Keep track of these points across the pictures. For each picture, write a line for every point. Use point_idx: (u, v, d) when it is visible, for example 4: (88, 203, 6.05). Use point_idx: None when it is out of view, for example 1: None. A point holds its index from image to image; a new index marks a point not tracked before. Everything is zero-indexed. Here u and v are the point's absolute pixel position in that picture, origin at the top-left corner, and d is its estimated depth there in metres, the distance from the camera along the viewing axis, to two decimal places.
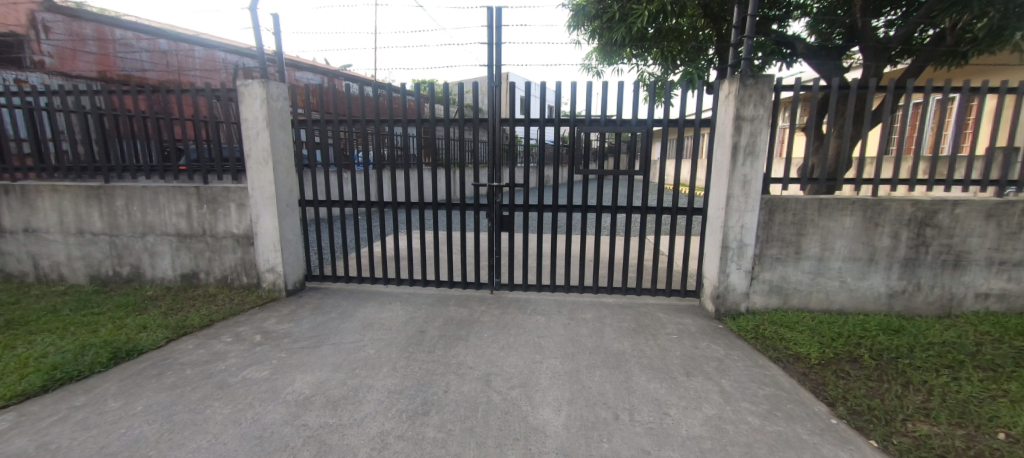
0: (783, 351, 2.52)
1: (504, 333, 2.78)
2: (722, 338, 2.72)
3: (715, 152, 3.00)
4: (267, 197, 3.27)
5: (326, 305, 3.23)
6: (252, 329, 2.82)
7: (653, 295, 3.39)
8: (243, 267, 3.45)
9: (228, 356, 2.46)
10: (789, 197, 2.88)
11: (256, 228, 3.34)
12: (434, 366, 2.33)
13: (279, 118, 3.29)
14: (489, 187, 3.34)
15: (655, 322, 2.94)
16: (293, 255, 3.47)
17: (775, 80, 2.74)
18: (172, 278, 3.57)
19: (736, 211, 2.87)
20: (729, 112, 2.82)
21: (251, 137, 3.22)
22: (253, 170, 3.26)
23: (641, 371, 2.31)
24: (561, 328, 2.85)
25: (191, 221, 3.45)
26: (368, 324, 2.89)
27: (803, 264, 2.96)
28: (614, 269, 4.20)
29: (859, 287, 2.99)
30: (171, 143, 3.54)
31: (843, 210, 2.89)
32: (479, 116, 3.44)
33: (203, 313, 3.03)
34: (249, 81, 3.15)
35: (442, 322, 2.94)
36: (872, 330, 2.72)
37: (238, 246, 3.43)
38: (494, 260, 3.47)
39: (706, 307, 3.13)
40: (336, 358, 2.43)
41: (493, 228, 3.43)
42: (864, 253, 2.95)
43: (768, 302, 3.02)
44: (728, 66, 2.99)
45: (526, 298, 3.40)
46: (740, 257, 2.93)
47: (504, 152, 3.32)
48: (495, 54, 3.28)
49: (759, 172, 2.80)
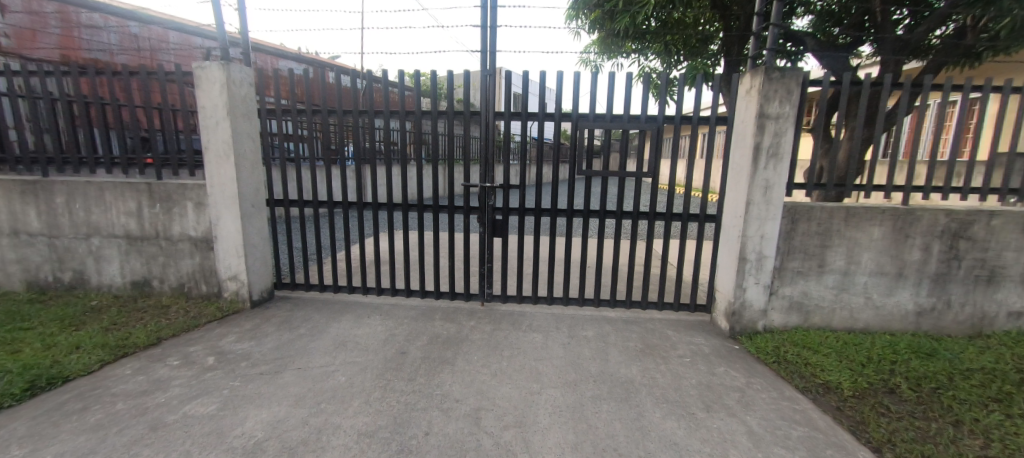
0: (811, 379, 2.24)
1: (496, 354, 2.45)
2: (741, 361, 2.43)
3: (733, 154, 2.69)
4: (228, 196, 2.88)
5: (296, 319, 2.87)
6: (206, 349, 2.44)
7: (660, 309, 3.10)
8: (202, 274, 3.06)
9: (171, 385, 2.09)
10: (814, 205, 2.60)
11: (216, 231, 2.95)
12: (414, 398, 1.99)
13: (243, 107, 2.89)
14: (481, 187, 2.98)
15: (664, 342, 2.64)
16: (261, 262, 3.09)
17: (803, 74, 2.45)
18: (120, 286, 3.16)
19: (756, 219, 2.58)
20: (750, 109, 2.52)
21: (210, 127, 2.82)
22: (212, 165, 2.86)
23: (653, 404, 2.00)
24: (560, 349, 2.53)
25: (143, 221, 3.05)
26: (340, 344, 2.53)
27: (826, 279, 2.69)
28: (613, 280, 3.89)
29: (884, 304, 2.74)
30: (120, 131, 3.07)
31: (871, 219, 2.62)
32: (471, 109, 3.08)
33: (151, 329, 2.63)
34: (206, 63, 2.75)
35: (426, 340, 2.60)
36: (903, 354, 2.46)
37: (196, 251, 3.03)
38: (486, 270, 3.14)
39: (718, 324, 2.84)
40: (300, 387, 2.08)
41: (484, 234, 3.09)
42: (892, 267, 2.70)
43: (787, 320, 2.74)
44: (749, 58, 2.69)
45: (521, 311, 3.07)
46: (758, 270, 2.65)
47: (498, 148, 2.96)
48: (489, 38, 2.92)
49: (784, 177, 2.51)
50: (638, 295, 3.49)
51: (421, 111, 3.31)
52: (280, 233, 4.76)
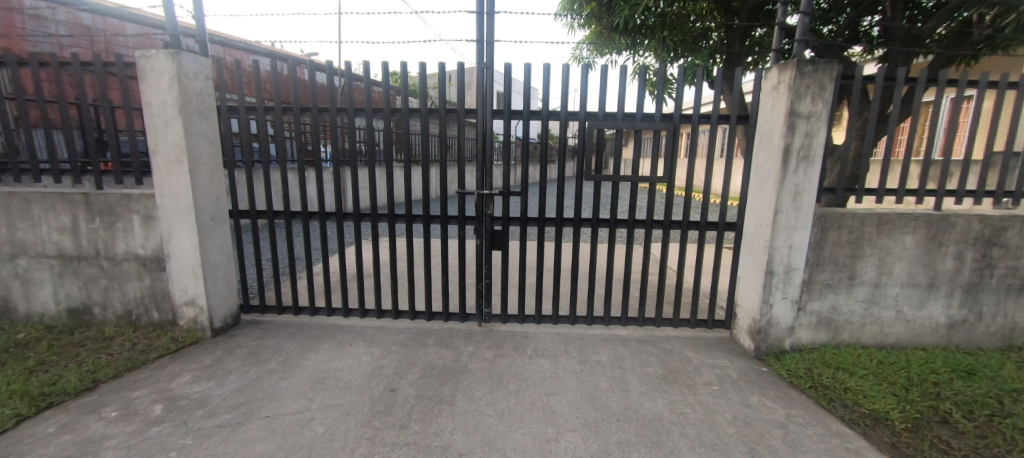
0: (855, 409, 2.00)
1: (501, 388, 2.13)
2: (774, 388, 2.18)
3: (758, 156, 2.45)
4: (181, 208, 2.46)
5: (265, 350, 2.48)
6: (152, 394, 2.03)
7: (674, 327, 2.83)
8: (153, 299, 2.62)
9: (102, 446, 1.67)
10: (844, 211, 2.38)
11: (167, 248, 2.53)
12: (410, 451, 1.65)
13: (199, 105, 2.48)
14: (478, 194, 2.64)
15: (685, 366, 2.37)
16: (224, 283, 2.69)
17: (838, 68, 2.21)
18: (54, 314, 2.69)
19: (784, 228, 2.34)
20: (778, 107, 2.28)
21: (158, 127, 2.40)
22: (161, 172, 2.44)
23: (691, 447, 1.71)
24: (572, 379, 2.23)
25: (79, 238, 2.60)
26: (318, 381, 2.16)
27: (856, 292, 2.48)
28: (618, 293, 3.61)
29: (915, 317, 2.55)
30: (49, 132, 2.59)
31: (904, 227, 2.42)
32: (466, 106, 2.69)
33: (85, 369, 2.19)
34: (151, 51, 2.33)
35: (418, 373, 2.25)
36: (945, 374, 2.25)
37: (144, 272, 2.60)
38: (483, 287, 2.81)
39: (740, 343, 2.60)
40: (268, 443, 1.70)
41: (482, 247, 2.75)
42: (924, 278, 2.50)
43: (815, 337, 2.52)
44: (773, 50, 2.45)
45: (524, 332, 2.76)
46: (786, 284, 2.41)
47: (497, 151, 2.62)
48: (485, 26, 2.59)
49: (815, 182, 2.28)
50: (647, 310, 3.21)
51: (408, 109, 2.89)
52: (248, 245, 4.28)
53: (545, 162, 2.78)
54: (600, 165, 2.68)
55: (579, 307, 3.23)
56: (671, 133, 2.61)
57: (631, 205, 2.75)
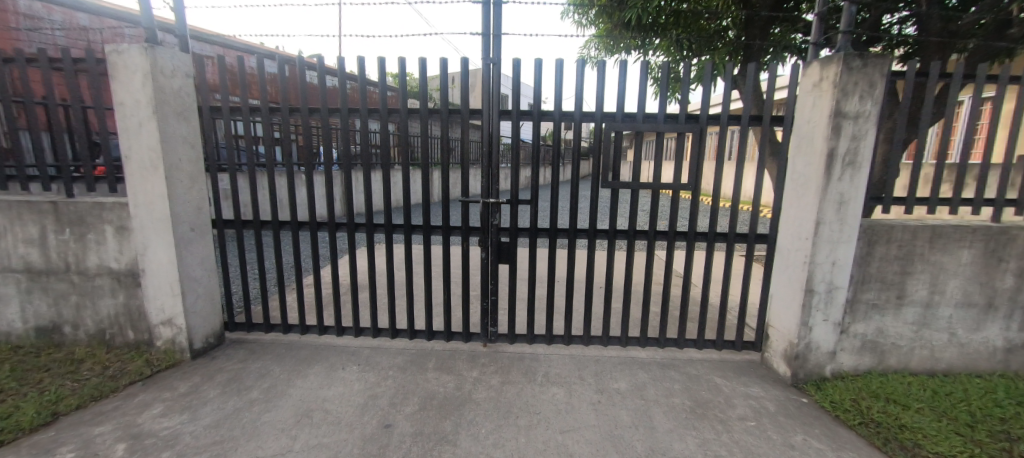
0: (918, 452, 1.73)
1: (511, 423, 1.88)
2: (819, 423, 1.92)
3: (796, 162, 2.20)
4: (158, 219, 2.24)
5: (249, 375, 2.25)
6: (117, 430, 1.79)
7: (698, 348, 2.58)
8: (128, 318, 2.40)
9: None
10: (893, 223, 2.13)
11: (142, 262, 2.30)
12: None
13: (177, 105, 2.26)
14: (483, 203, 2.40)
15: (716, 395, 2.12)
16: (206, 300, 2.46)
17: (890, 62, 1.96)
18: (21, 333, 2.47)
19: (827, 242, 2.09)
20: (821, 107, 2.03)
21: (131, 129, 2.17)
22: (135, 179, 2.21)
23: None
24: (590, 411, 1.98)
25: (47, 251, 2.37)
26: (304, 413, 1.92)
27: (904, 313, 2.23)
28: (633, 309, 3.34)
29: (970, 341, 2.28)
30: (13, 132, 2.36)
31: (960, 240, 2.16)
32: (470, 106, 2.42)
33: (46, 399, 1.95)
34: (123, 46, 2.11)
35: (417, 404, 2.01)
36: (1012, 408, 1.98)
37: (118, 288, 2.38)
38: (488, 304, 2.57)
39: (774, 368, 2.34)
40: None
41: (487, 260, 2.51)
42: (981, 297, 2.24)
43: (859, 362, 2.26)
44: (811, 43, 2.19)
45: (533, 354, 2.51)
46: (827, 305, 2.16)
47: (505, 155, 2.37)
48: (492, 18, 2.34)
49: (862, 191, 2.03)
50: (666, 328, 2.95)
51: (406, 108, 2.58)
52: (238, 255, 4.04)
53: (557, 165, 2.46)
54: (618, 170, 2.40)
55: (592, 326, 2.97)
56: (696, 135, 2.33)
57: (652, 213, 2.45)
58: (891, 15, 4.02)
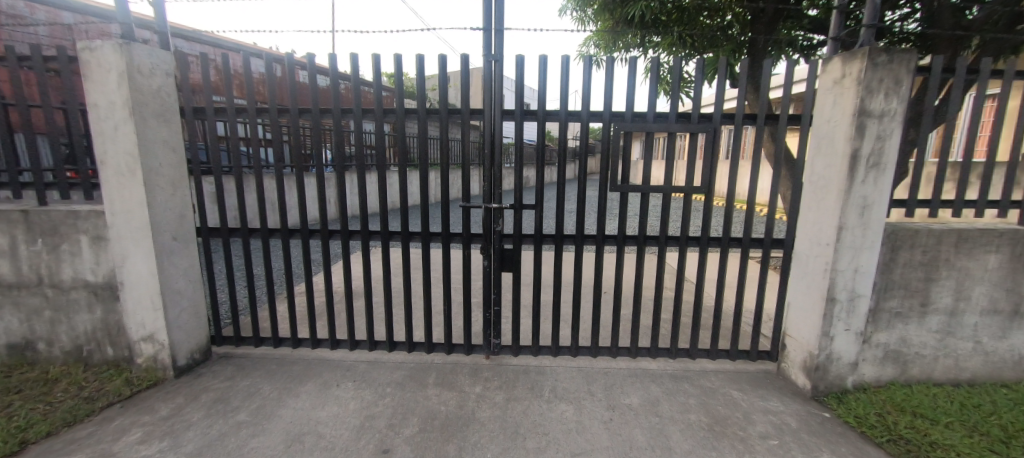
0: None
1: (518, 445, 1.75)
2: (845, 440, 1.81)
3: (816, 164, 2.09)
4: (136, 228, 2.09)
5: (237, 394, 2.11)
6: None
7: (712, 359, 2.46)
8: (106, 334, 2.25)
9: None
10: (918, 227, 2.03)
11: (120, 274, 2.15)
12: None
13: (156, 106, 2.11)
14: (485, 208, 2.26)
15: (734, 411, 2.00)
16: (190, 314, 2.31)
17: (916, 57, 1.85)
18: None
19: (849, 249, 1.98)
20: (843, 105, 1.92)
21: (106, 132, 2.02)
22: (110, 185, 2.06)
23: None
24: (602, 430, 1.86)
25: (18, 264, 2.21)
26: (295, 437, 1.78)
27: (928, 321, 2.12)
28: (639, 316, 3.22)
29: (996, 349, 2.18)
30: None
31: (987, 245, 2.06)
32: (471, 106, 2.26)
33: (13, 425, 1.80)
34: (96, 43, 1.96)
35: (417, 425, 1.88)
36: None
37: (96, 302, 2.22)
38: (491, 314, 2.44)
39: (792, 380, 2.23)
40: None
41: (490, 269, 2.38)
42: (1008, 304, 2.14)
43: (881, 373, 2.15)
44: (831, 38, 2.07)
45: (539, 367, 2.38)
46: (849, 314, 2.05)
47: (508, 157, 2.24)
48: (493, 12, 2.20)
49: (887, 195, 1.92)
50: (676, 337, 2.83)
51: (403, 108, 2.42)
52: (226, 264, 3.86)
53: (564, 166, 2.29)
54: (627, 172, 2.26)
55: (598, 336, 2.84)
56: (710, 135, 2.20)
57: (663, 218, 2.31)
58: (892, 12, 3.97)
